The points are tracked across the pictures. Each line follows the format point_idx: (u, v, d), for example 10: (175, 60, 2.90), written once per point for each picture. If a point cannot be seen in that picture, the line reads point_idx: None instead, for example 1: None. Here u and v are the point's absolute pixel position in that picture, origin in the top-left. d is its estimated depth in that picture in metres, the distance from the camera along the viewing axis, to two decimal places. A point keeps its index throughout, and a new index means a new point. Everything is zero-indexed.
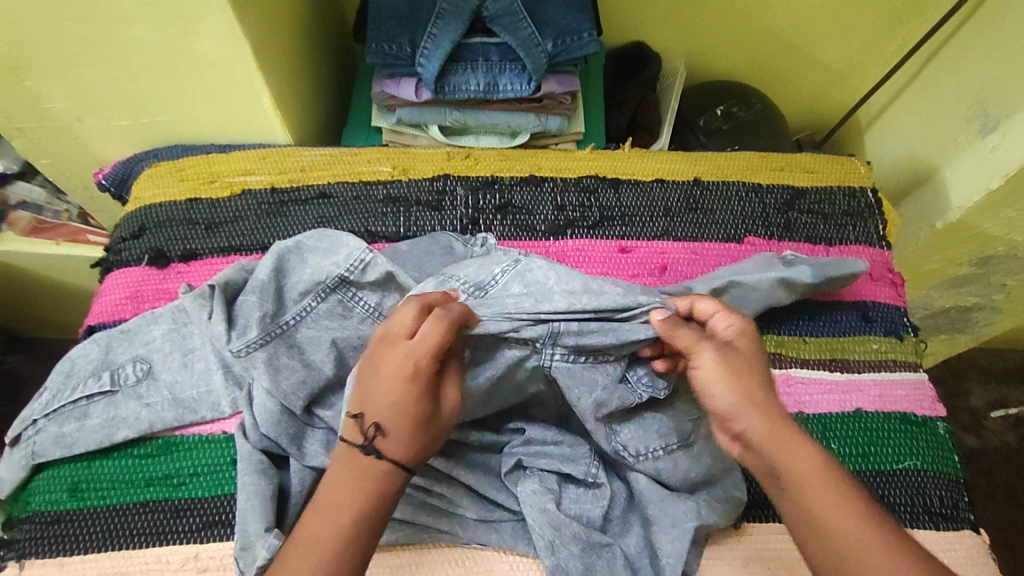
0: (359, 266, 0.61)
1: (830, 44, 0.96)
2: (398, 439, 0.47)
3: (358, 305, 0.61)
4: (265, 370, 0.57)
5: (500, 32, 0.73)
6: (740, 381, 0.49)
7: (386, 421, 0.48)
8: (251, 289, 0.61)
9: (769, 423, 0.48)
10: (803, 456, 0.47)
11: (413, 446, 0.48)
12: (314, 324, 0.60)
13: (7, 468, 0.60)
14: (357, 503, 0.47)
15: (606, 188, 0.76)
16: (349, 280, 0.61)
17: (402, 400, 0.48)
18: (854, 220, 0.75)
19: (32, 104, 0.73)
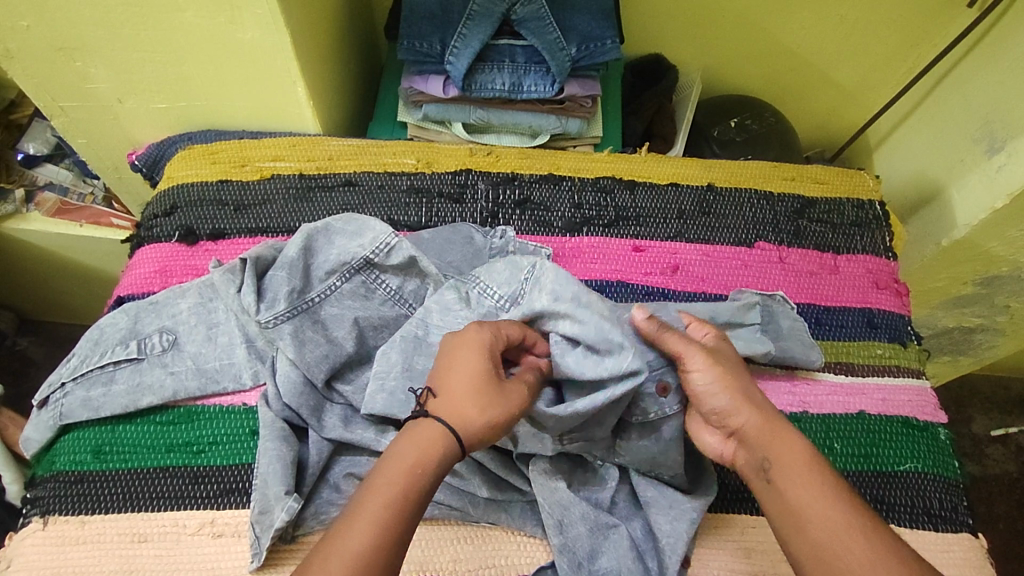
0: (384, 250, 0.64)
1: (843, 64, 0.99)
2: (460, 398, 0.51)
3: (381, 287, 0.65)
4: (291, 342, 0.60)
5: (526, 35, 0.76)
6: (736, 383, 0.55)
7: (444, 384, 0.52)
8: (280, 266, 0.63)
9: (763, 420, 0.53)
10: (791, 448, 0.52)
11: (468, 408, 0.51)
12: (338, 301, 0.64)
13: (35, 428, 0.63)
14: (411, 464, 0.49)
15: (622, 189, 0.78)
16: (373, 263, 0.64)
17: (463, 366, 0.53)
18: (862, 231, 0.77)
19: (78, 83, 0.76)
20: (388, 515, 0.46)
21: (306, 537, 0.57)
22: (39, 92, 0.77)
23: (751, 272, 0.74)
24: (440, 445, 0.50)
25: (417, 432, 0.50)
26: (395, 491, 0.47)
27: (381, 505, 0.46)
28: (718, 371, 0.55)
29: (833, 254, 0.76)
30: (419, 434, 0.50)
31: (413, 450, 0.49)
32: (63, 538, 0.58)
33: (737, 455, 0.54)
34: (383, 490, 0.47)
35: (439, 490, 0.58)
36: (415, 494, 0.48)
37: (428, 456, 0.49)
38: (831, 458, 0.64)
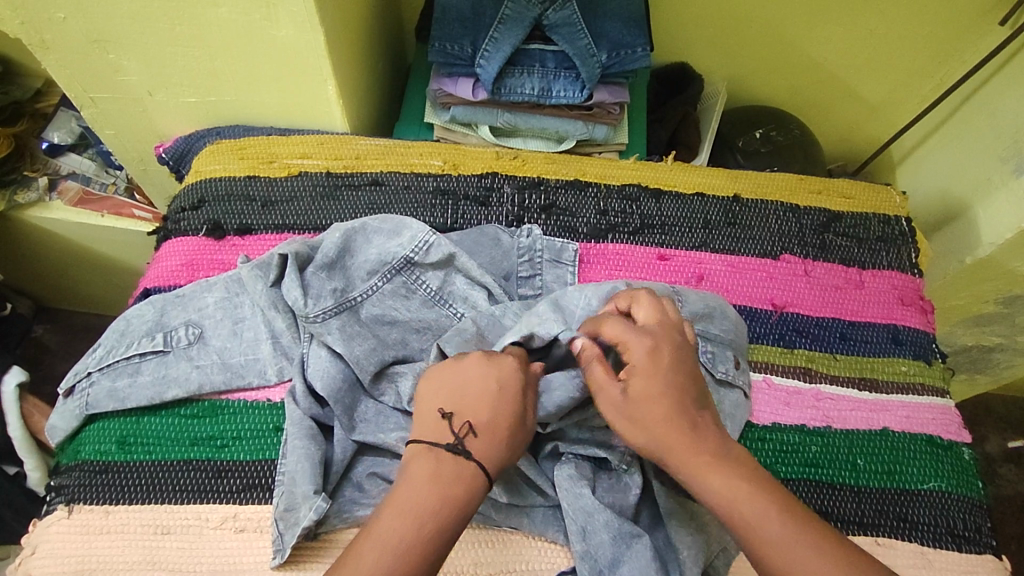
0: (423, 247, 0.66)
1: (870, 77, 0.99)
2: (496, 440, 0.51)
3: (421, 287, 0.66)
4: (340, 338, 0.61)
5: (558, 41, 0.76)
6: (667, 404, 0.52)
7: (482, 418, 0.51)
8: (319, 266, 0.64)
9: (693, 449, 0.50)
10: (723, 481, 0.49)
11: (502, 452, 0.51)
12: (379, 301, 0.65)
13: (61, 417, 0.63)
14: (444, 497, 0.48)
15: (648, 197, 0.78)
16: (413, 262, 0.66)
17: (482, 397, 0.52)
18: (888, 246, 0.77)
19: (110, 75, 0.77)
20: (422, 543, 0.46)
21: (328, 534, 0.58)
22: (71, 83, 0.78)
23: (777, 284, 0.74)
24: (480, 486, 0.49)
25: (449, 465, 0.49)
26: (429, 517, 0.47)
27: (417, 536, 0.46)
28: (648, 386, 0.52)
29: (858, 269, 0.76)
30: (452, 469, 0.49)
31: (454, 487, 0.49)
32: (87, 527, 0.58)
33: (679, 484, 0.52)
34: (411, 513, 0.47)
35: None
36: (450, 530, 0.47)
37: (467, 496, 0.49)
38: (854, 474, 0.64)
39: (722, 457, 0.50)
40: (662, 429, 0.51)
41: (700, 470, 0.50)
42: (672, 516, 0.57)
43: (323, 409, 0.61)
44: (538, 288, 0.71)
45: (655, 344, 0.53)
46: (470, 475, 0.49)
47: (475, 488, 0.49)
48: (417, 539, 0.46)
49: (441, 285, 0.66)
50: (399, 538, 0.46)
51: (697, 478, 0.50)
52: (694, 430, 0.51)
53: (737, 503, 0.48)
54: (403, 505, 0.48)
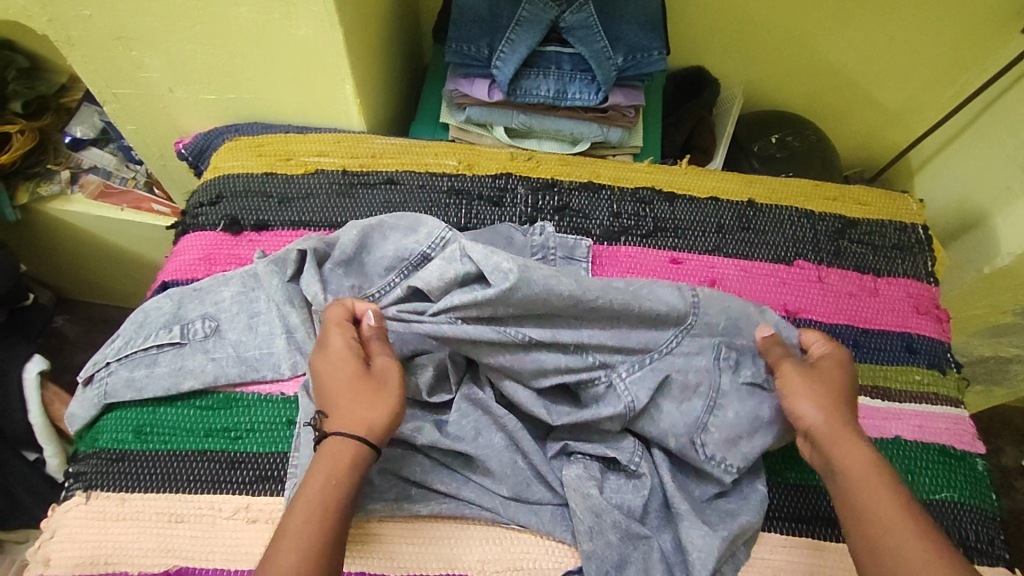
0: (439, 245, 0.65)
1: (888, 83, 0.98)
2: (342, 410, 0.53)
3: None
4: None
5: (574, 43, 0.76)
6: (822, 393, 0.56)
7: (325, 402, 0.54)
8: (337, 263, 0.66)
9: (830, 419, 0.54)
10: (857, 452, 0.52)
11: (359, 412, 0.53)
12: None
13: (80, 405, 0.64)
14: (323, 471, 0.50)
15: (661, 200, 0.78)
16: (429, 259, 0.65)
17: (322, 384, 0.55)
18: (903, 254, 0.77)
19: (133, 72, 0.78)
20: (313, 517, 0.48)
21: None
22: (95, 79, 0.80)
23: (790, 289, 0.74)
24: (348, 450, 0.51)
25: (316, 449, 0.52)
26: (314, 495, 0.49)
27: (306, 516, 0.48)
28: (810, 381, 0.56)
29: (873, 276, 0.75)
30: (320, 450, 0.52)
31: (326, 461, 0.51)
32: (103, 514, 0.59)
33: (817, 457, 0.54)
34: (303, 495, 0.49)
35: (471, 490, 0.59)
36: (338, 496, 0.49)
37: (339, 464, 0.51)
38: None
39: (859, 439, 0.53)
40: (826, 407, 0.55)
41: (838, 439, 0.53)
42: (682, 518, 0.57)
43: None
44: None
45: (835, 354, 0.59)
46: (334, 447, 0.51)
47: (341, 457, 0.51)
48: (309, 517, 0.48)
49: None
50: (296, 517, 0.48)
51: (833, 445, 0.53)
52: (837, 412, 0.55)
53: (864, 481, 0.50)
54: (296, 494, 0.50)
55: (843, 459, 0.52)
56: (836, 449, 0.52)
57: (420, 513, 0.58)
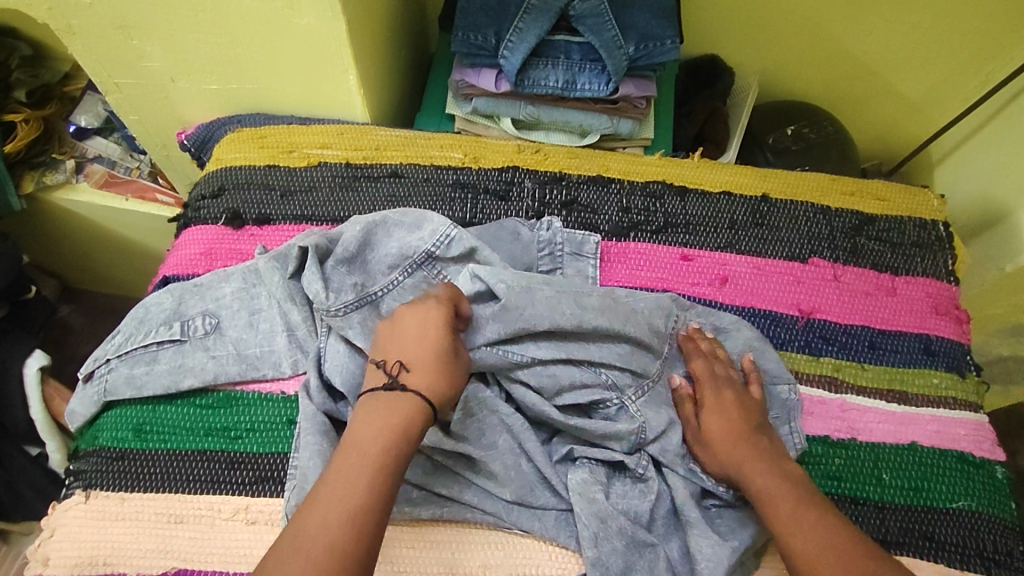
0: (444, 242, 0.66)
1: (912, 73, 0.94)
2: (423, 371, 0.53)
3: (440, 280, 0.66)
4: (361, 333, 0.61)
5: (584, 32, 0.73)
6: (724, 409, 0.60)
7: (411, 357, 0.54)
8: (339, 260, 0.64)
9: (730, 433, 0.59)
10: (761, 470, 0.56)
11: (436, 378, 0.53)
12: (400, 296, 0.64)
13: (80, 402, 0.64)
14: (392, 425, 0.50)
15: (673, 195, 0.76)
16: (434, 256, 0.66)
17: (408, 341, 0.55)
18: (923, 252, 0.74)
19: (134, 61, 0.76)
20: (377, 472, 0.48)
21: None
22: (96, 69, 0.78)
23: (804, 288, 0.71)
24: (417, 411, 0.51)
25: (388, 400, 0.52)
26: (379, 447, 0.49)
27: (370, 470, 0.48)
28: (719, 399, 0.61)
29: (891, 274, 0.73)
30: (393, 401, 0.52)
31: (394, 416, 0.51)
32: (103, 514, 0.59)
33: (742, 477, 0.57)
34: (363, 445, 0.49)
35: (473, 494, 0.58)
36: (400, 456, 0.49)
37: (409, 422, 0.51)
38: (879, 489, 0.62)
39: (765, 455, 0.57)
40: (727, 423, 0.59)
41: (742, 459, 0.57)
42: (694, 526, 0.56)
43: (337, 404, 0.61)
44: None
45: (720, 388, 0.61)
46: (410, 402, 0.51)
47: (410, 414, 0.51)
48: (372, 469, 0.48)
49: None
50: (355, 466, 0.48)
51: (749, 481, 0.56)
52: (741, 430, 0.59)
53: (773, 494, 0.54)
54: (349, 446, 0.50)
55: (759, 490, 0.55)
56: (752, 482, 0.56)
57: (421, 517, 0.57)
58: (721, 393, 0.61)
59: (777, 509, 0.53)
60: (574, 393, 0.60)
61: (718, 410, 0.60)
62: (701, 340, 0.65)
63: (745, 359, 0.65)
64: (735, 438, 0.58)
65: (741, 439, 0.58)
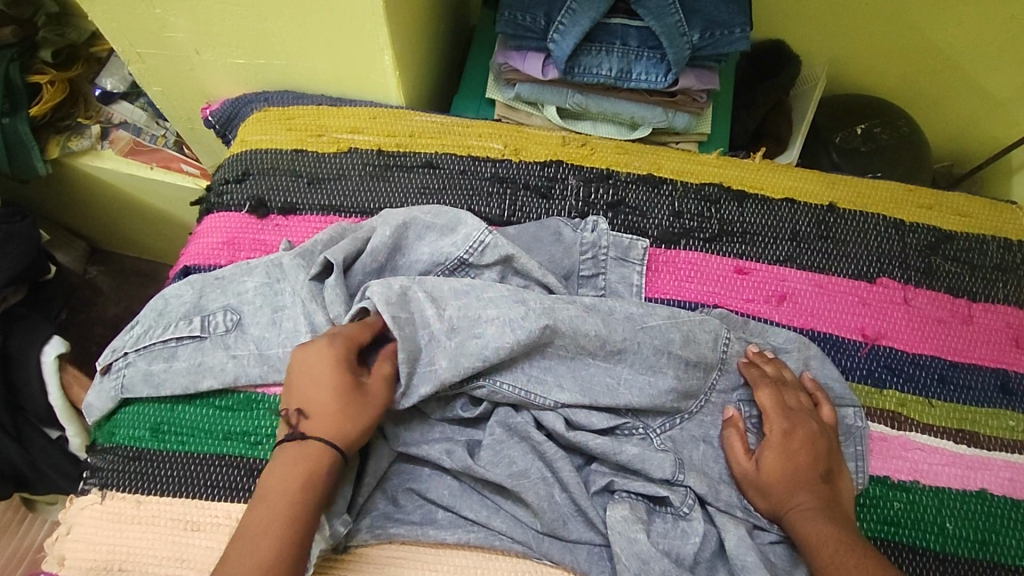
0: (478, 248, 0.62)
1: (1001, 70, 0.85)
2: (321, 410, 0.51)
3: None
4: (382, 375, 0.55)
5: (644, 16, 0.66)
6: (791, 456, 0.55)
7: (311, 399, 0.51)
8: (366, 271, 0.62)
9: (789, 480, 0.54)
10: (822, 527, 0.51)
11: (341, 420, 0.51)
12: None
13: (97, 396, 0.61)
14: (295, 486, 0.49)
15: (730, 200, 0.70)
16: (467, 263, 0.62)
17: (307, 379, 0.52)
18: (1006, 277, 0.67)
19: (157, 31, 0.71)
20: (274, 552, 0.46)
21: (359, 547, 0.54)
22: (118, 37, 0.73)
23: (869, 311, 0.65)
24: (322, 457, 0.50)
25: (294, 453, 0.50)
26: (281, 514, 0.47)
27: (275, 541, 0.46)
28: (786, 440, 0.56)
29: (967, 300, 0.66)
30: (297, 449, 0.50)
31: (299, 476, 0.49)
32: (120, 515, 0.57)
33: (807, 528, 0.52)
34: (269, 504, 0.48)
35: (503, 520, 0.55)
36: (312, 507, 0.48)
37: (320, 466, 0.50)
38: (941, 540, 0.57)
39: (829, 507, 0.53)
40: (785, 474, 0.55)
41: (799, 515, 0.53)
42: (749, 572, 0.51)
43: None
44: (601, 290, 0.65)
45: (791, 424, 0.56)
46: (316, 448, 0.50)
47: (318, 464, 0.50)
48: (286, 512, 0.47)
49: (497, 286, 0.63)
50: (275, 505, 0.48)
51: (793, 525, 0.53)
52: (801, 482, 0.54)
53: (839, 562, 0.49)
54: (249, 512, 0.48)
55: (804, 536, 0.51)
56: (797, 524, 0.52)
57: (447, 541, 0.54)
58: (798, 431, 0.56)
59: (820, 557, 0.50)
60: (608, 421, 0.57)
61: (783, 447, 0.56)
62: (765, 364, 0.60)
63: (806, 379, 0.60)
64: (797, 481, 0.54)
65: (803, 482, 0.54)
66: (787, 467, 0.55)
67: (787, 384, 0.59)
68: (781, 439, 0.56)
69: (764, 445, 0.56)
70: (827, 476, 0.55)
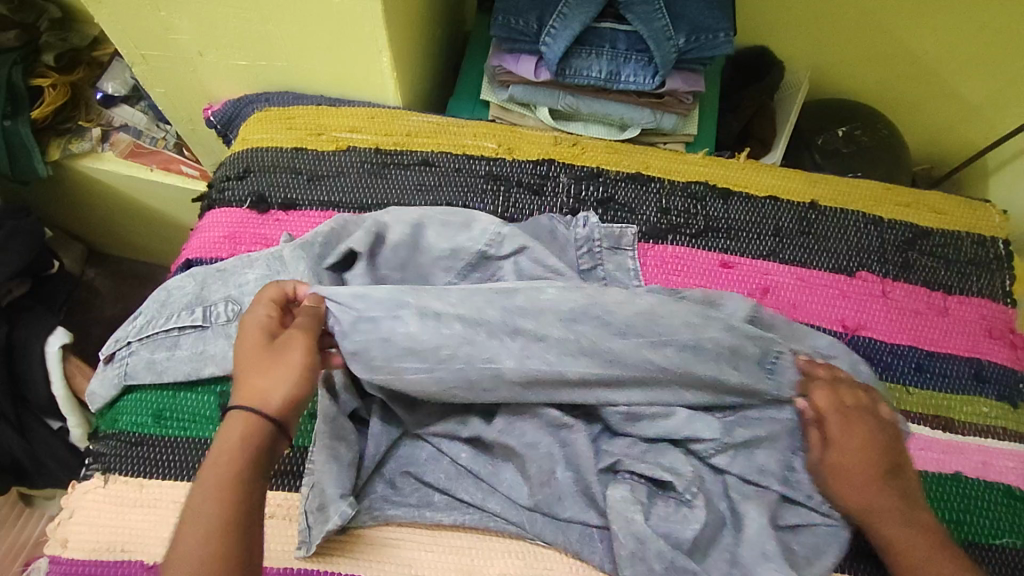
0: (496, 240, 0.65)
1: (976, 76, 0.88)
2: (264, 374, 0.50)
3: (497, 277, 0.65)
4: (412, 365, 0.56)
5: (633, 21, 0.69)
6: (865, 453, 0.56)
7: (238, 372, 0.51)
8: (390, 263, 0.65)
9: (863, 480, 0.55)
10: (902, 531, 0.53)
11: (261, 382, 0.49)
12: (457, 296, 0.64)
13: (101, 384, 0.63)
14: (226, 472, 0.46)
15: (715, 197, 0.72)
16: (486, 254, 0.65)
17: (259, 339, 0.52)
18: (979, 271, 0.70)
19: (161, 33, 0.74)
20: (215, 535, 0.44)
21: (356, 528, 0.56)
22: (123, 40, 0.76)
23: (849, 303, 0.68)
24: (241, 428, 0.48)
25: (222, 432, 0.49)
26: (213, 493, 0.45)
27: (214, 520, 0.44)
28: (852, 439, 0.56)
29: (943, 293, 0.69)
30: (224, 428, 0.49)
31: (229, 454, 0.47)
32: (122, 499, 0.58)
33: (887, 530, 0.53)
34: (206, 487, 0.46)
35: (499, 502, 0.57)
36: (246, 483, 0.46)
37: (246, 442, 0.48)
38: None
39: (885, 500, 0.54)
40: (859, 473, 0.55)
41: (879, 518, 0.54)
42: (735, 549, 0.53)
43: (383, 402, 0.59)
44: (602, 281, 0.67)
45: (849, 421, 0.57)
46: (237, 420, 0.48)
47: (245, 440, 0.48)
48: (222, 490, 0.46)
49: (516, 275, 0.65)
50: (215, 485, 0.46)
51: (876, 527, 0.54)
52: (873, 481, 0.55)
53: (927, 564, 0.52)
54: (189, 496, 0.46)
55: (890, 540, 0.53)
56: (881, 528, 0.54)
57: (443, 522, 0.56)
58: (841, 426, 0.57)
59: (906, 559, 0.53)
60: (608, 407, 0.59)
61: (843, 444, 0.56)
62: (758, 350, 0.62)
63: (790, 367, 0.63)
64: (862, 479, 0.55)
65: (868, 478, 0.55)
66: (863, 466, 0.55)
67: (843, 383, 0.59)
68: (828, 435, 0.57)
69: (828, 442, 0.57)
70: (894, 471, 0.56)
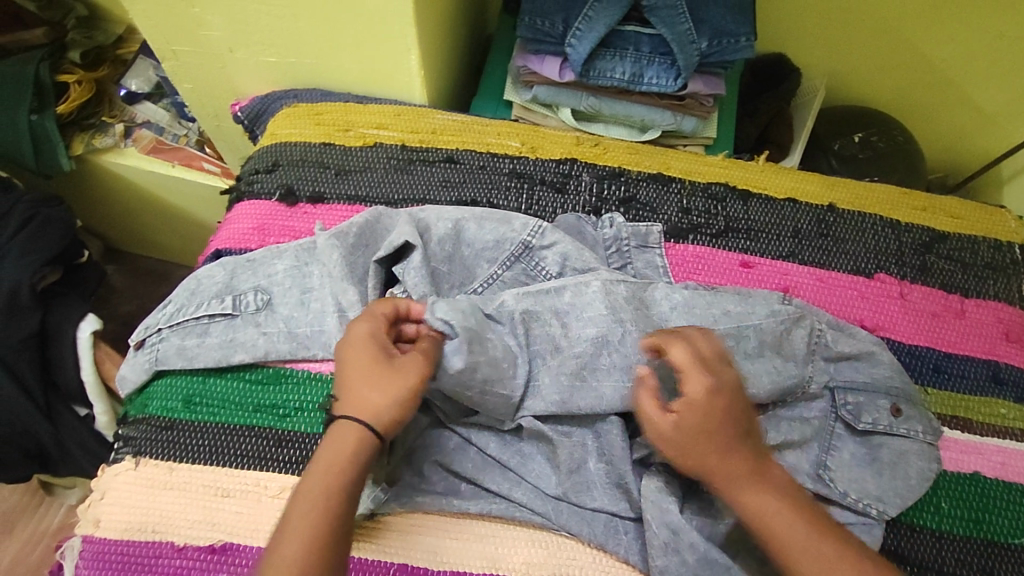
0: (538, 233, 0.67)
1: (992, 85, 0.90)
2: (374, 389, 0.51)
3: (539, 270, 0.66)
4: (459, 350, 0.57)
5: (656, 24, 0.70)
6: (708, 417, 0.51)
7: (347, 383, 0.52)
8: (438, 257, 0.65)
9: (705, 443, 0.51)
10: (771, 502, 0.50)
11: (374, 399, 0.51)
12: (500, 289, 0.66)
13: (132, 369, 0.64)
14: (332, 484, 0.48)
15: (735, 198, 0.74)
16: (530, 246, 0.66)
17: (369, 361, 0.52)
18: (996, 275, 0.71)
19: (193, 29, 0.76)
20: (313, 545, 0.45)
21: (385, 514, 0.57)
22: (156, 35, 0.78)
23: (868, 304, 0.69)
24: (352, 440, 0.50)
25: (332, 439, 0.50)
26: (315, 502, 0.47)
27: (314, 528, 0.46)
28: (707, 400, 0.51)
29: (960, 296, 0.70)
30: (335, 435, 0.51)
31: (337, 466, 0.49)
32: (152, 481, 0.60)
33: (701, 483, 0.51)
34: (310, 494, 0.48)
35: (524, 492, 0.58)
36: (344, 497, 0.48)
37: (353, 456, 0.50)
38: (938, 519, 0.59)
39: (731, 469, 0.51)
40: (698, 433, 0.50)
41: (739, 485, 0.51)
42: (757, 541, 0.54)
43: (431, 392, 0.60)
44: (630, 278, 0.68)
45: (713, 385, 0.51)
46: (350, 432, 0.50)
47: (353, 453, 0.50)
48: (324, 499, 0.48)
49: (560, 266, 0.66)
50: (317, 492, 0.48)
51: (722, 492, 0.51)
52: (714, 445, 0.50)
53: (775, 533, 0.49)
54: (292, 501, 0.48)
55: (746, 510, 0.50)
56: (740, 496, 0.50)
57: (469, 510, 0.57)
58: (705, 402, 0.51)
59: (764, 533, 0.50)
60: None
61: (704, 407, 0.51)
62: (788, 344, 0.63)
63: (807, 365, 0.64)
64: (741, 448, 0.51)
65: (729, 446, 0.51)
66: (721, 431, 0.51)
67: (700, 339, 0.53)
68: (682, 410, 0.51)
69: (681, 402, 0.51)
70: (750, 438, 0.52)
